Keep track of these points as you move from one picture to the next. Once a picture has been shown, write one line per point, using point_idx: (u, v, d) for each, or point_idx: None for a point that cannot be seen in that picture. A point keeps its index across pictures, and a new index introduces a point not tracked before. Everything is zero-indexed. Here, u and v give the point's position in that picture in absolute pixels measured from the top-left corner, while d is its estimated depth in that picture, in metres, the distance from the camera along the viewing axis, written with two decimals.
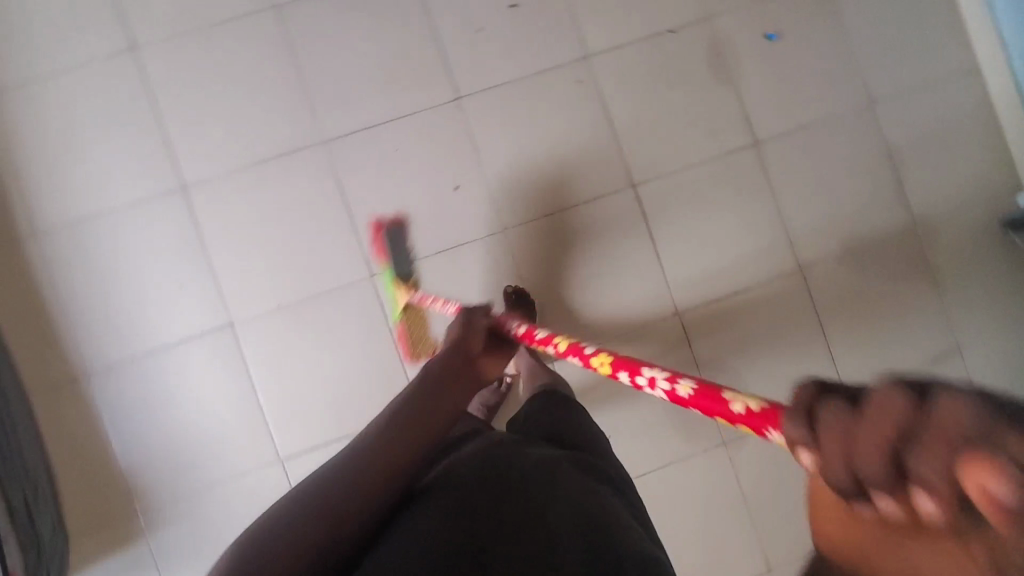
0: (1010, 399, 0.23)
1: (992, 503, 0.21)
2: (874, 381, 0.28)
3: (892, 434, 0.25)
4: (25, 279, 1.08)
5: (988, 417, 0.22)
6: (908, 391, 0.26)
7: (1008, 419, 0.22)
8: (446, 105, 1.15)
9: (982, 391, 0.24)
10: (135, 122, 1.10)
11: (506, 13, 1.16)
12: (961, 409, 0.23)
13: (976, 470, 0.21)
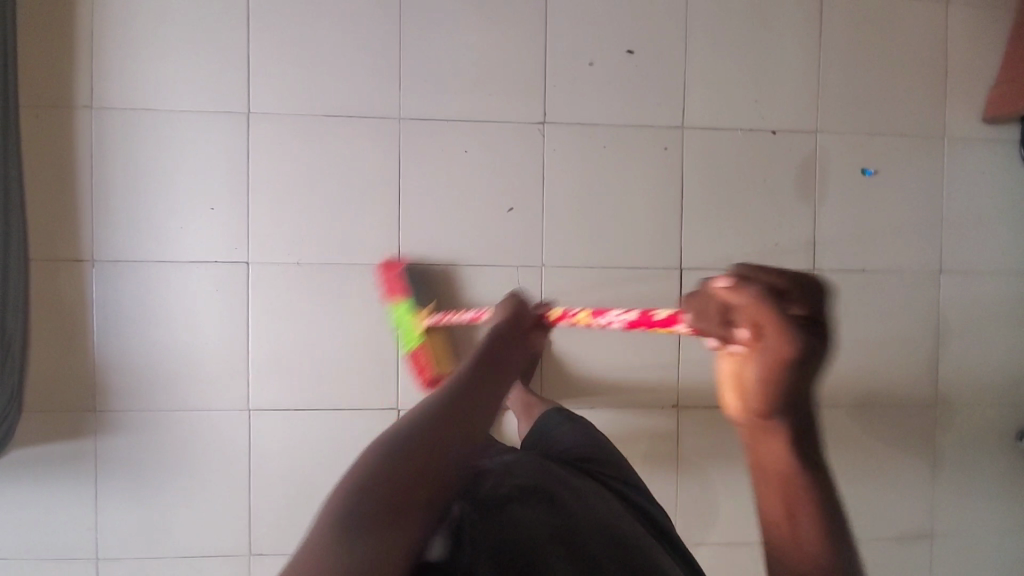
0: (797, 276, 0.39)
1: (737, 305, 0.40)
2: (742, 264, 0.41)
3: (731, 301, 0.40)
4: (65, 149, 1.06)
5: (772, 277, 0.39)
6: (742, 266, 0.41)
7: (786, 280, 0.39)
8: (529, 126, 1.12)
9: (789, 274, 0.39)
10: (223, 34, 1.08)
11: (619, 57, 1.13)
12: (739, 269, 0.41)
13: (730, 292, 0.41)
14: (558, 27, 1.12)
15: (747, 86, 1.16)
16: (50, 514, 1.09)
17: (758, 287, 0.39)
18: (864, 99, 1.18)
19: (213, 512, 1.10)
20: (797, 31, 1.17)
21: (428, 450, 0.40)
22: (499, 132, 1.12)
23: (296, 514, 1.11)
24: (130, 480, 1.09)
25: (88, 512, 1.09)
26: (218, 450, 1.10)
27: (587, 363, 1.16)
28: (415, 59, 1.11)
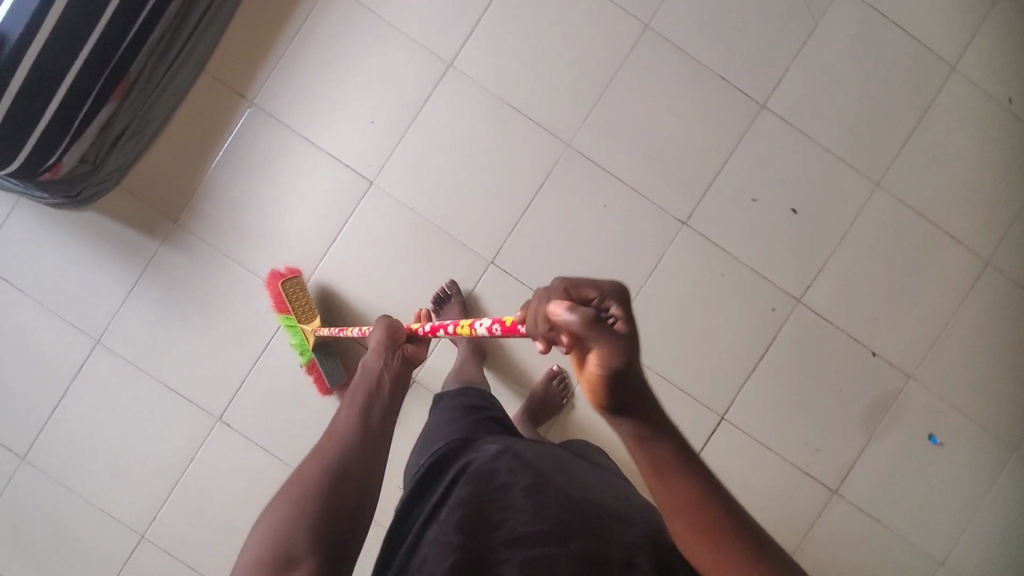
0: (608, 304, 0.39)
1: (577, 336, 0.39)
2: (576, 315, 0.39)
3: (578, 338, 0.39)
4: (287, 3, 1.13)
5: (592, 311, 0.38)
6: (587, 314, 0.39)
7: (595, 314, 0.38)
8: (669, 219, 1.15)
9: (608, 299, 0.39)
10: None
11: (779, 210, 1.16)
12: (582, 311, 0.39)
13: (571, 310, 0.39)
14: (746, 153, 1.15)
15: (872, 300, 1.17)
16: (85, 284, 1.14)
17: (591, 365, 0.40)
18: (968, 374, 1.18)
19: (212, 364, 1.15)
20: (943, 281, 1.18)
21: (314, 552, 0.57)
22: (643, 208, 1.15)
23: (277, 409, 1.15)
24: (164, 296, 1.15)
25: (115, 300, 1.14)
26: (250, 317, 1.15)
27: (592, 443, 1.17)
28: (612, 106, 1.15)
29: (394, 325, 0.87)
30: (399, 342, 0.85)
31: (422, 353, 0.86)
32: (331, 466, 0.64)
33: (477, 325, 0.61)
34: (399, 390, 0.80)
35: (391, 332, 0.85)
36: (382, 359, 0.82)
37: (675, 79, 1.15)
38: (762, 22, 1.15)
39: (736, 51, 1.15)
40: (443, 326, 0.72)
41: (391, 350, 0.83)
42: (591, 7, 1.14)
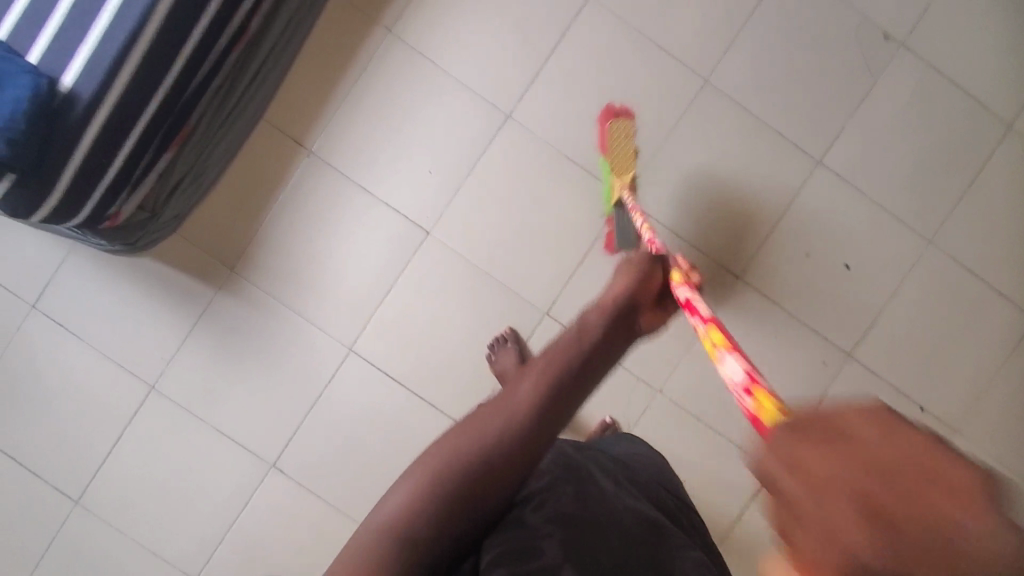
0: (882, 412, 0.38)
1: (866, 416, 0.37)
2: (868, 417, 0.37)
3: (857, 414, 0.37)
4: (348, 51, 1.13)
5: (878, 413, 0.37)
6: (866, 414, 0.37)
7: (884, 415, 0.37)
8: (723, 272, 1.16)
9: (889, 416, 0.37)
10: (530, 42, 1.14)
11: (832, 265, 1.16)
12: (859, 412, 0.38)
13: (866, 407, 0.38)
14: (802, 208, 1.16)
15: (922, 355, 1.18)
16: (139, 329, 1.14)
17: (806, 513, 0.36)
18: (1013, 430, 1.19)
19: (266, 411, 1.15)
20: (991, 337, 1.19)
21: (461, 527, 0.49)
22: (699, 262, 1.15)
23: (330, 455, 1.16)
24: (219, 342, 1.15)
25: (170, 346, 1.15)
26: (304, 364, 1.15)
27: None
28: (670, 158, 1.15)
29: (631, 264, 0.73)
30: (644, 302, 0.67)
31: (659, 321, 0.69)
32: (526, 422, 0.51)
33: (727, 359, 0.65)
34: (580, 388, 0.54)
35: (642, 282, 0.68)
36: (600, 320, 0.59)
37: (733, 133, 1.15)
38: (821, 78, 1.15)
39: (793, 106, 1.15)
40: (702, 311, 0.70)
41: (625, 324, 0.61)
42: (650, 61, 1.14)
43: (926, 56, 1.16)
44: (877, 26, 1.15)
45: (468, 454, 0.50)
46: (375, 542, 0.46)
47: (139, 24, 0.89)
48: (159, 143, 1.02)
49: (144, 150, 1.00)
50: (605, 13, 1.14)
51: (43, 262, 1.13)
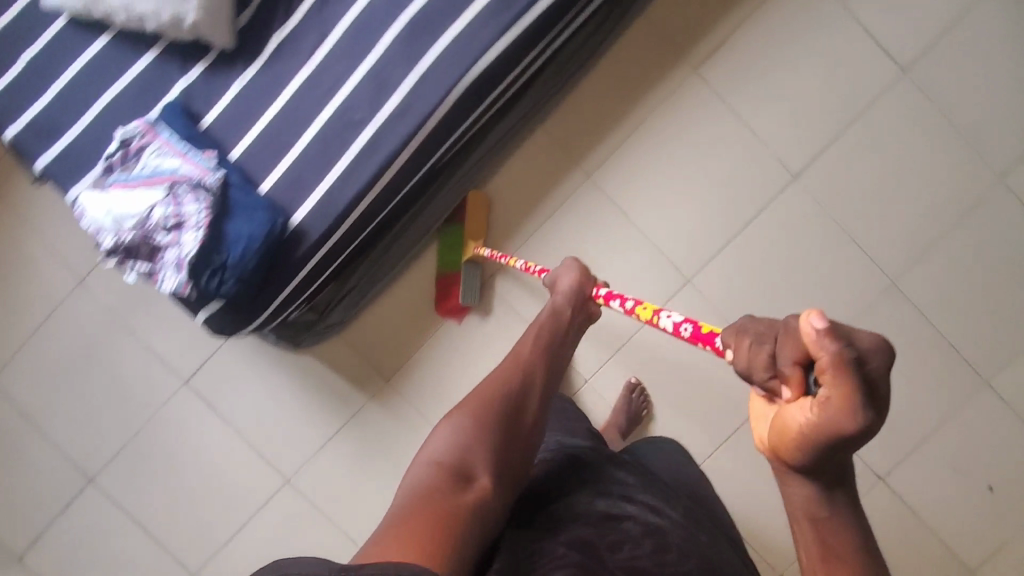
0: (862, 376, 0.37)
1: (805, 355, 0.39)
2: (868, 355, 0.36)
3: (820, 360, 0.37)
4: (543, 188, 1.13)
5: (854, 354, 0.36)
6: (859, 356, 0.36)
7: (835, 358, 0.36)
8: (868, 470, 1.16)
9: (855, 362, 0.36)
10: (725, 211, 1.13)
11: (977, 484, 1.15)
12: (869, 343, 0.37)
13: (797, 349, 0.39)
14: (959, 423, 1.15)
15: None
16: (287, 423, 1.15)
17: (859, 337, 0.37)
18: None
19: None
20: None
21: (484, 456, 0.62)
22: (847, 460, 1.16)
23: None
24: (360, 448, 1.15)
25: (313, 444, 1.15)
26: None
27: None
28: None
29: (576, 263, 0.92)
30: (580, 300, 0.88)
31: (575, 330, 0.86)
32: (513, 384, 0.71)
33: (663, 316, 0.73)
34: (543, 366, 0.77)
35: (545, 332, 0.81)
36: (555, 322, 0.83)
37: (907, 337, 1.14)
38: (1007, 299, 1.14)
39: (972, 322, 1.14)
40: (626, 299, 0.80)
41: (551, 339, 0.81)
42: (841, 252, 1.13)
43: None
44: None
45: (498, 391, 0.70)
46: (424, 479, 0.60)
47: (372, 178, 0.88)
48: (362, 265, 1.07)
49: (350, 275, 1.06)
50: (807, 194, 1.12)
51: (204, 340, 1.13)
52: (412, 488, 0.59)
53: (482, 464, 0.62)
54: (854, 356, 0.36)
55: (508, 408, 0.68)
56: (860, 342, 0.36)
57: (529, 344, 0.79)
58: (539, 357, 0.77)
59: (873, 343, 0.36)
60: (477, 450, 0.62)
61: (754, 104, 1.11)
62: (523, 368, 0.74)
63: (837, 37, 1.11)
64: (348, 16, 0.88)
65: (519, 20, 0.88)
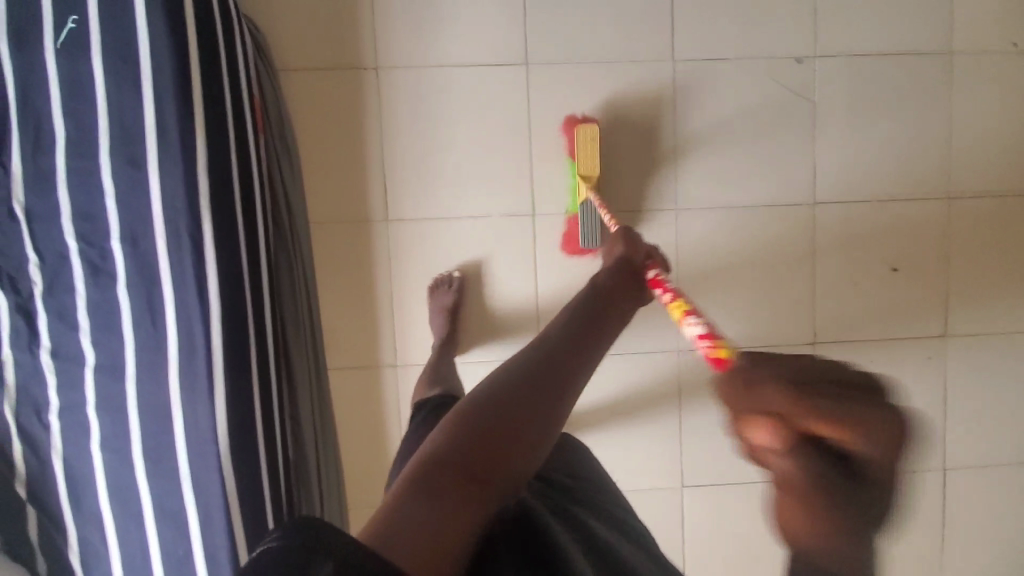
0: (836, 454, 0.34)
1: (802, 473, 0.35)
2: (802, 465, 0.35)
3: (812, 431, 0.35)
4: (377, 404, 1.17)
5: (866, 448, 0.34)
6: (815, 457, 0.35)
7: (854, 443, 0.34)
8: (800, 346, 1.19)
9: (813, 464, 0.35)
10: (512, 287, 1.15)
11: (883, 276, 1.19)
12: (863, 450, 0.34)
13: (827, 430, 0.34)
14: (826, 252, 1.18)
15: (1008, 288, 1.21)
16: None
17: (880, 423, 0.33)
18: None
19: None
20: None
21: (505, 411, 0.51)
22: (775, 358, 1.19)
23: None
24: None
25: None
26: None
27: None
28: (690, 293, 1.17)
29: (632, 238, 0.87)
30: (625, 279, 0.76)
31: (640, 301, 0.77)
32: (553, 337, 0.59)
33: (689, 319, 0.67)
34: (586, 349, 0.59)
35: (602, 292, 0.71)
36: (580, 296, 0.70)
37: (728, 232, 1.16)
38: (771, 134, 1.15)
39: (763, 174, 1.15)
40: (667, 289, 0.74)
41: (599, 300, 0.69)
42: (622, 227, 1.15)
43: (844, 48, 1.14)
44: (787, 54, 1.13)
45: (535, 348, 0.58)
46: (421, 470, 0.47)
47: None
48: None
49: None
50: (552, 213, 1.13)
51: None
52: (431, 447, 0.49)
53: (483, 426, 0.50)
54: (833, 435, 0.34)
55: (542, 345, 0.58)
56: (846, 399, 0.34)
57: (556, 322, 0.62)
58: (585, 330, 0.61)
59: (863, 419, 0.33)
60: (494, 440, 0.50)
61: (451, 195, 1.12)
62: (545, 342, 0.58)
63: (456, 88, 1.10)
64: (101, 492, 0.91)
65: (214, 373, 0.88)
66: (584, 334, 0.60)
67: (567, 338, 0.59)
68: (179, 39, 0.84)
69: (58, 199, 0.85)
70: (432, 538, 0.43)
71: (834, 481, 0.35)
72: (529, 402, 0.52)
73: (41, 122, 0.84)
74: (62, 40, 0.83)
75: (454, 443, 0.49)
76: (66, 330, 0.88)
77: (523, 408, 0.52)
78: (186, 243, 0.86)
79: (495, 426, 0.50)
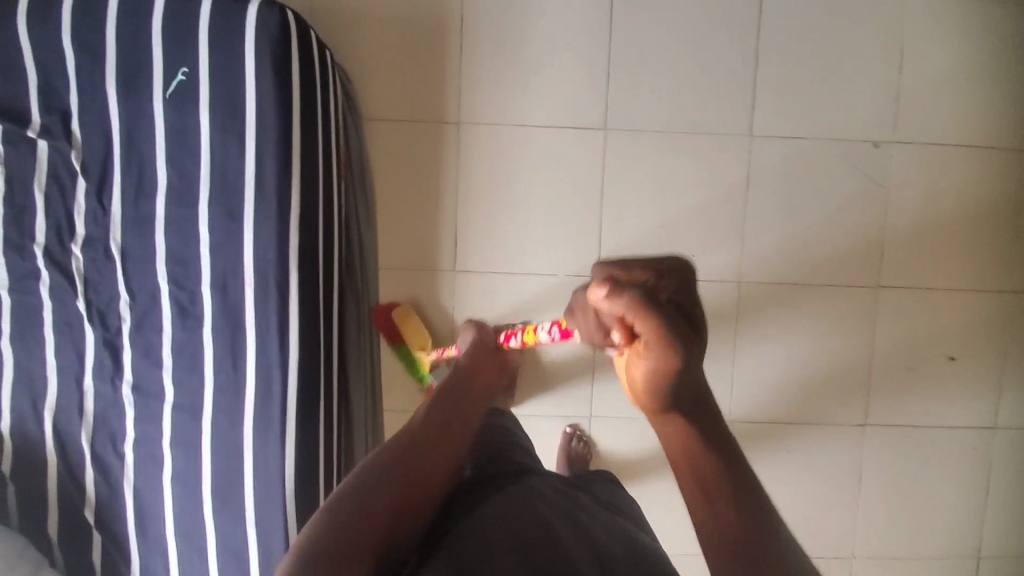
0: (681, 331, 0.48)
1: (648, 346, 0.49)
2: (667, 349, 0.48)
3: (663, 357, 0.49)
4: None
5: (669, 327, 0.48)
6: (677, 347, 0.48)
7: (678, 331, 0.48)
8: (849, 426, 1.20)
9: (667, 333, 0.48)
10: (571, 344, 1.17)
11: (939, 364, 1.19)
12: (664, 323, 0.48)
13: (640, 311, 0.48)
14: (884, 336, 1.18)
15: None
16: None
17: (655, 303, 0.48)
18: None
19: None
20: None
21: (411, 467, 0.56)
22: (823, 436, 1.21)
23: None
24: None
25: None
26: None
27: None
28: (745, 365, 1.19)
29: (482, 324, 0.93)
30: (481, 347, 0.83)
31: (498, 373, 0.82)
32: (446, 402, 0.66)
33: (539, 332, 0.74)
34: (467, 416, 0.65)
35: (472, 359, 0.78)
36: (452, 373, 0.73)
37: (788, 308, 1.17)
38: (841, 215, 1.15)
39: (829, 254, 1.16)
40: (518, 334, 0.82)
41: (486, 353, 0.83)
42: None
43: (922, 137, 1.14)
44: (865, 139, 1.14)
45: (434, 407, 0.65)
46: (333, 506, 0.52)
47: None
48: None
49: None
50: None
51: None
52: (358, 477, 0.55)
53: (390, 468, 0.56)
54: (642, 300, 0.47)
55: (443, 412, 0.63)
56: (646, 281, 0.51)
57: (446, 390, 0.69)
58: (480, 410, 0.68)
59: (636, 308, 0.47)
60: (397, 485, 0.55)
61: (519, 251, 1.14)
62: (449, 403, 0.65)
63: (534, 148, 1.11)
64: (168, 525, 0.94)
65: (287, 422, 0.89)
66: (471, 374, 0.74)
67: (456, 394, 0.67)
68: (283, 95, 0.86)
69: (155, 242, 0.88)
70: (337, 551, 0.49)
71: (674, 327, 0.48)
72: (432, 442, 0.60)
73: (144, 168, 0.87)
74: (172, 91, 0.85)
75: (360, 481, 0.54)
76: (150, 367, 0.91)
77: (443, 413, 0.63)
78: (273, 293, 0.88)
79: (406, 471, 0.56)
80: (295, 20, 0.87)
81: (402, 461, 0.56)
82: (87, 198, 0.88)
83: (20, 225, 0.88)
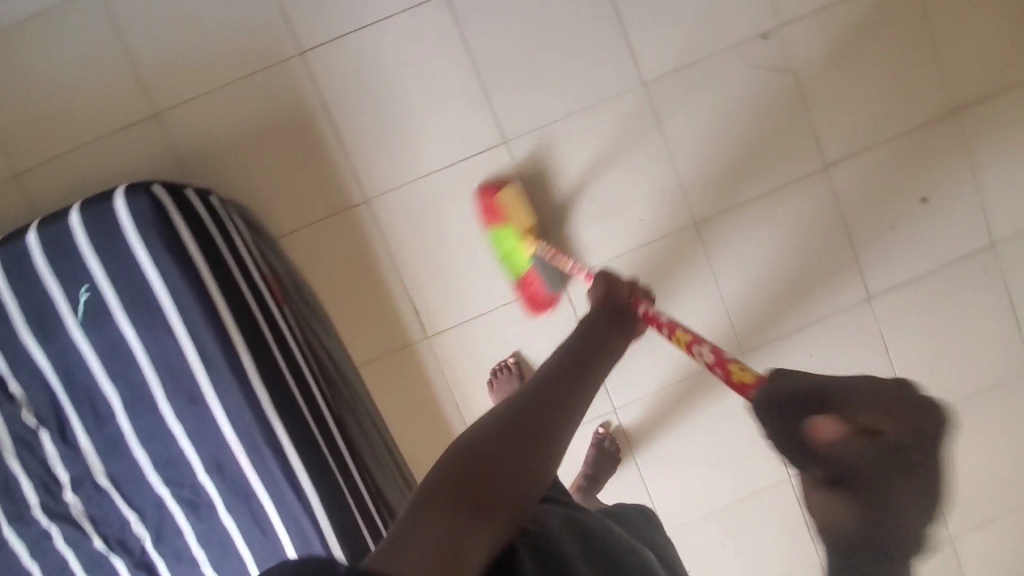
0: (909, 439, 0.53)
1: (845, 428, 0.54)
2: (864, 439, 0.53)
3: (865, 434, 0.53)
4: None
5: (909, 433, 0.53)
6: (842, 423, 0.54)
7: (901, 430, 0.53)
8: (856, 306, 1.19)
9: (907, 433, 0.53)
10: None
11: (914, 211, 1.17)
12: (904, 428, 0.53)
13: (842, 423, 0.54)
14: (852, 210, 1.16)
15: None
16: None
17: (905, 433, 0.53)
18: None
19: None
20: None
21: (524, 440, 0.51)
22: (836, 327, 1.19)
23: None
24: None
25: None
26: None
27: (978, 484, 1.27)
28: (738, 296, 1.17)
29: (612, 279, 0.86)
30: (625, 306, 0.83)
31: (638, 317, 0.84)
32: (551, 375, 0.60)
33: (698, 351, 0.79)
34: (581, 388, 0.60)
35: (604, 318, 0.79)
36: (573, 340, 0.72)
37: (752, 226, 1.15)
38: (760, 117, 1.12)
39: (766, 158, 1.14)
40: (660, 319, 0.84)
41: (614, 318, 0.80)
42: (649, 259, 1.14)
43: (803, 7, 1.11)
44: (751, 35, 1.11)
45: (538, 388, 0.57)
46: (444, 478, 0.48)
47: None
48: None
49: None
50: (580, 272, 1.13)
51: None
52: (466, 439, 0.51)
53: (501, 447, 0.50)
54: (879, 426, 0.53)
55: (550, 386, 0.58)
56: (887, 430, 0.53)
57: (557, 356, 0.65)
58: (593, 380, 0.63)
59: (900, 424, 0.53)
60: (500, 467, 0.49)
61: (479, 291, 1.12)
62: (550, 388, 0.57)
63: (448, 191, 1.10)
64: None
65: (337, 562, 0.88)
66: (590, 346, 0.70)
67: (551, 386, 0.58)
68: (186, 265, 0.85)
69: (136, 455, 0.88)
70: (449, 533, 0.44)
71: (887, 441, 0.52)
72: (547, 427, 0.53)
73: (93, 393, 0.86)
74: (82, 314, 0.84)
75: (480, 454, 0.49)
76: (187, 569, 0.91)
77: (546, 415, 0.54)
78: (266, 451, 0.86)
79: (512, 449, 0.50)
80: (164, 191, 0.86)
81: (511, 447, 0.50)
82: (58, 444, 0.88)
83: (7, 496, 0.89)
